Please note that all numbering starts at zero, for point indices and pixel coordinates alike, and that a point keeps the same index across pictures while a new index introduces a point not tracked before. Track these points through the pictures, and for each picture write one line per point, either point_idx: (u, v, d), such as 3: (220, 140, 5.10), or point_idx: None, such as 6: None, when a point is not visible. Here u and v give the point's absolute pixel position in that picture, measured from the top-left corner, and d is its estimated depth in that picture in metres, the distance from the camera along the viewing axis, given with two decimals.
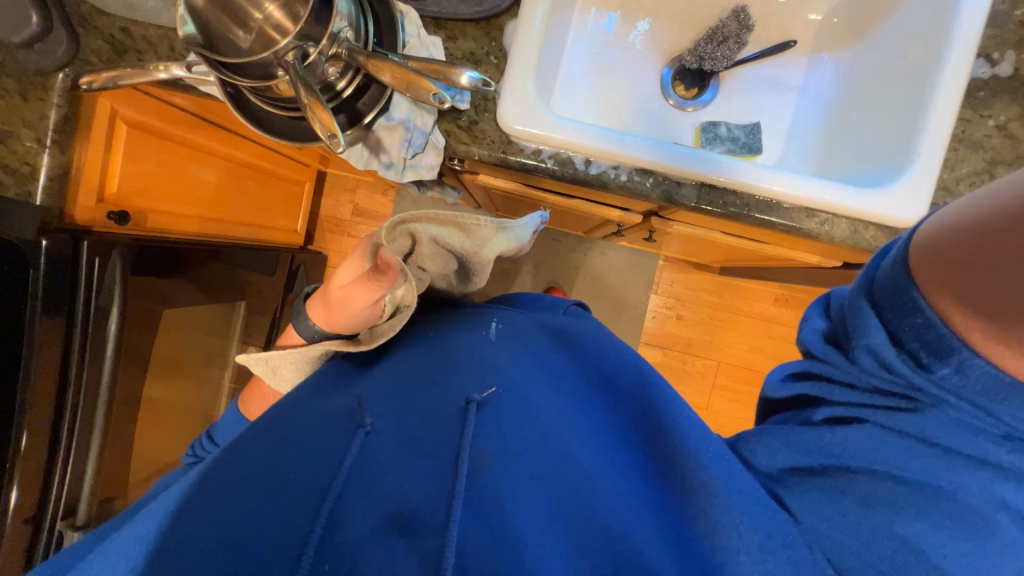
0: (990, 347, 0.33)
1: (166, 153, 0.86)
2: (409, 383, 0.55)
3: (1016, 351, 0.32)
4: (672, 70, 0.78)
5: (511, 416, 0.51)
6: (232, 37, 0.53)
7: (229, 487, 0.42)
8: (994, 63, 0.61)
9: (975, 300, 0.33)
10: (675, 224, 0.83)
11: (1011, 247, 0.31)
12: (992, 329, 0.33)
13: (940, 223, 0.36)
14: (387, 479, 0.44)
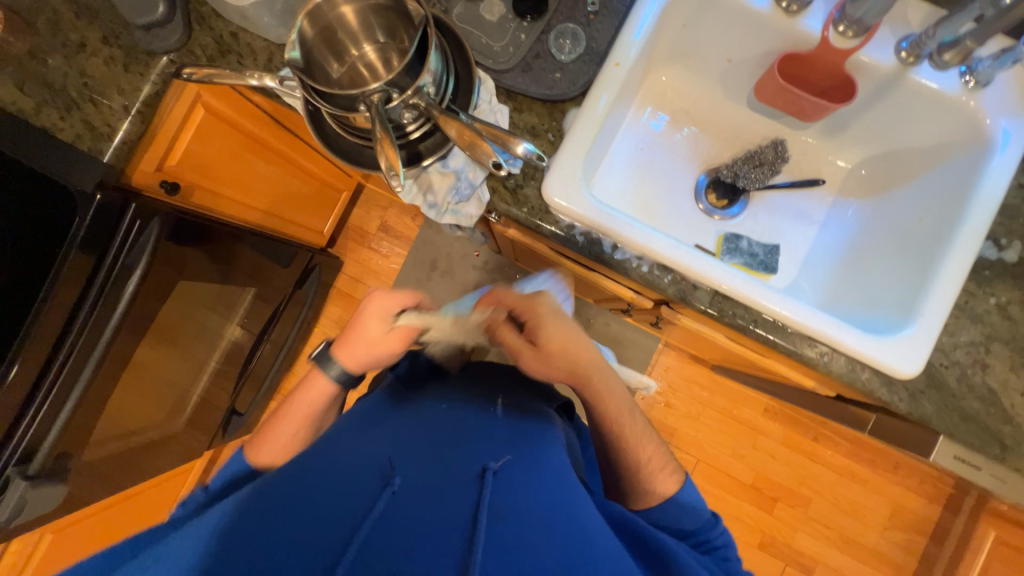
0: (668, 477, 0.66)
1: (231, 141, 0.92)
2: (425, 442, 0.57)
3: (667, 480, 0.66)
4: (707, 178, 0.84)
5: (523, 481, 0.52)
6: (326, 67, 0.60)
7: (262, 531, 0.46)
8: (1001, 248, 0.63)
9: (644, 476, 0.66)
10: (684, 317, 0.85)
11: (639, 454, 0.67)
12: (659, 487, 0.65)
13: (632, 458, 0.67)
14: (402, 529, 0.45)
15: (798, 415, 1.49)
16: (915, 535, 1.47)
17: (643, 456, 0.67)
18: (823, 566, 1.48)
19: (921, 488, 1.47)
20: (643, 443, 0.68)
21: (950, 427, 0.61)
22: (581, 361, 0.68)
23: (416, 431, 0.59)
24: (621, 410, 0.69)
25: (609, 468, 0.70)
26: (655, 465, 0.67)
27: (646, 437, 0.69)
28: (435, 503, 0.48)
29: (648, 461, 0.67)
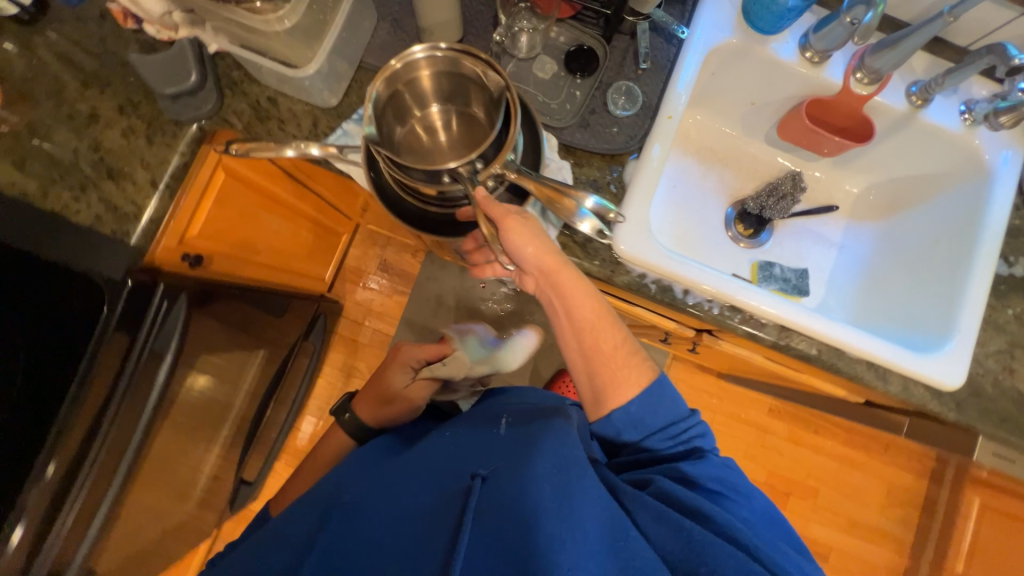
0: (636, 383, 0.62)
1: (247, 201, 0.86)
2: (425, 469, 0.68)
3: (625, 387, 0.61)
4: (735, 210, 0.89)
5: (505, 481, 0.56)
6: (391, 130, 0.59)
7: (301, 536, 0.64)
8: (1010, 264, 0.71)
9: (607, 384, 0.62)
10: (725, 343, 0.89)
11: (605, 358, 0.62)
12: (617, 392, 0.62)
13: (594, 359, 0.62)
14: (388, 540, 0.56)
15: (798, 412, 1.60)
16: (908, 509, 1.60)
17: (632, 378, 0.60)
18: (836, 551, 1.58)
19: (909, 465, 1.61)
20: (622, 362, 0.61)
21: (993, 429, 0.68)
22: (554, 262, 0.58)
23: (430, 469, 0.68)
24: (598, 325, 0.61)
25: (585, 377, 0.63)
26: (618, 364, 0.61)
27: (634, 356, 0.62)
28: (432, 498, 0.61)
29: (608, 361, 0.62)
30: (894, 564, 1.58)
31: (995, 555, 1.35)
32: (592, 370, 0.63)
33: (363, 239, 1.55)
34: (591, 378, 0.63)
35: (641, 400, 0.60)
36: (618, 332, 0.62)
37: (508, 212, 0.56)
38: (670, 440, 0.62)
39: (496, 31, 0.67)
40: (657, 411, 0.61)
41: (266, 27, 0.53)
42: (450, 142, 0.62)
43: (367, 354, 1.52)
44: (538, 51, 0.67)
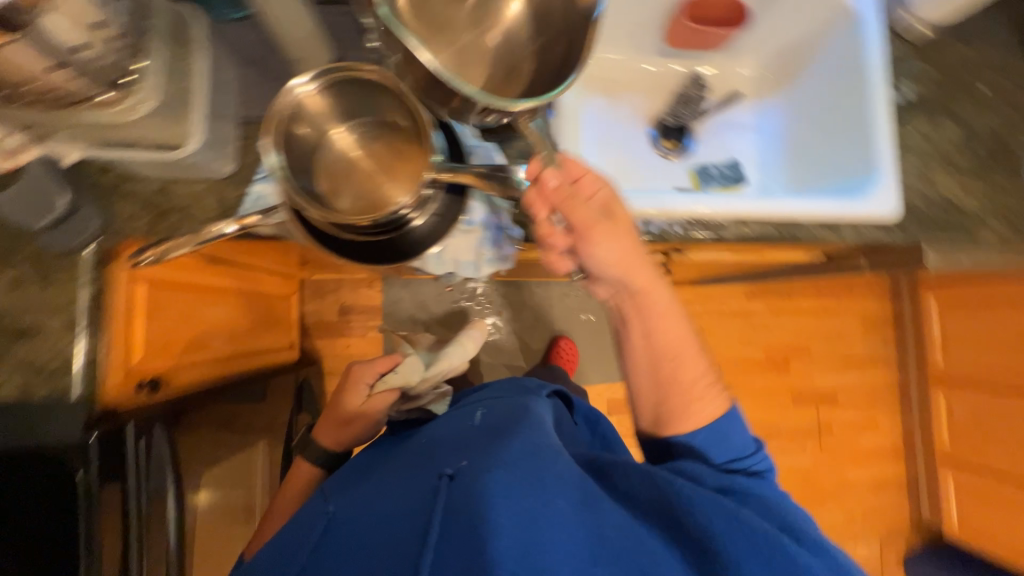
0: (711, 403, 0.62)
1: (179, 303, 0.80)
2: (409, 468, 0.67)
3: (707, 407, 0.62)
4: (655, 129, 0.91)
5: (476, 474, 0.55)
6: (312, 178, 0.54)
7: (287, 554, 0.63)
8: (900, 90, 0.78)
9: (693, 405, 0.62)
10: (693, 254, 0.93)
11: (676, 381, 0.62)
12: (709, 412, 0.62)
13: (654, 389, 0.63)
14: (376, 531, 0.56)
15: (771, 286, 1.71)
16: (886, 329, 1.78)
17: (702, 407, 0.62)
18: (841, 390, 1.74)
19: (873, 292, 1.77)
20: (693, 397, 0.62)
21: (934, 238, 0.75)
22: (650, 261, 0.58)
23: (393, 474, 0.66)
24: (672, 357, 0.62)
25: (652, 392, 0.64)
26: (701, 387, 0.62)
27: (706, 383, 0.63)
28: (398, 494, 0.59)
29: (687, 380, 0.62)
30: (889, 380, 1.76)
31: (962, 337, 1.53)
32: (665, 400, 0.63)
33: (313, 290, 1.47)
34: (672, 403, 0.63)
35: (706, 432, 0.61)
36: (694, 364, 0.62)
37: (596, 218, 0.53)
38: (750, 459, 0.62)
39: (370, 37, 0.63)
40: (739, 437, 0.62)
41: (120, 118, 0.49)
42: (372, 162, 0.56)
43: None
44: None
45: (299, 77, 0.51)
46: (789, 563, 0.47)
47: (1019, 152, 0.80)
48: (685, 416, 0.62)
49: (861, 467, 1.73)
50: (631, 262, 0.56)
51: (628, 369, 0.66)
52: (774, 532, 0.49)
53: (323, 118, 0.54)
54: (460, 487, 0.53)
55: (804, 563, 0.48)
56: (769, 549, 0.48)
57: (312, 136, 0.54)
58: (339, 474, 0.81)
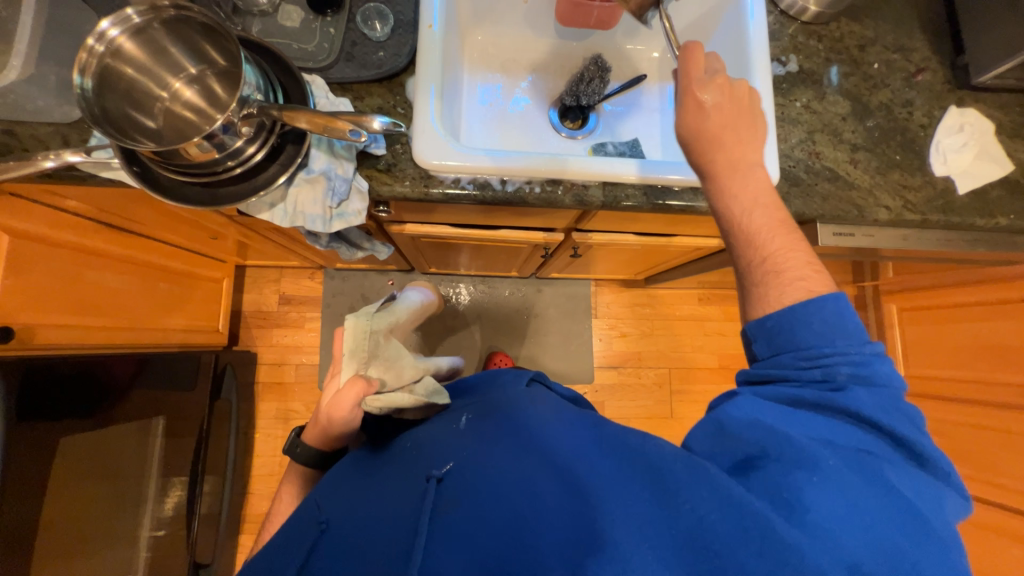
0: (819, 276, 0.55)
1: (60, 262, 0.80)
2: (388, 459, 0.64)
3: (785, 295, 0.54)
4: (556, 109, 0.91)
5: (463, 474, 0.53)
6: (137, 122, 0.55)
7: (265, 547, 0.57)
8: (784, 63, 0.78)
9: (761, 297, 0.56)
10: (594, 234, 0.92)
11: (761, 266, 0.56)
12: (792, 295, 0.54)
13: (798, 257, 0.55)
14: (365, 520, 0.53)
15: (726, 291, 1.66)
16: None
17: (775, 288, 0.55)
18: None
19: None
20: (785, 273, 0.55)
21: (820, 209, 0.73)
22: (737, 145, 0.58)
23: (392, 460, 0.63)
24: (775, 226, 0.56)
25: (744, 275, 0.59)
26: (799, 266, 0.55)
27: (804, 263, 0.55)
28: (390, 481, 0.58)
29: (776, 259, 0.55)
30: None
31: (924, 347, 1.46)
32: (777, 275, 0.55)
33: (255, 278, 1.48)
34: (755, 292, 0.57)
35: (778, 318, 0.54)
36: (795, 240, 0.56)
37: (727, 121, 0.58)
38: (805, 362, 0.52)
39: None
40: (827, 325, 0.52)
41: None
42: (213, 108, 0.58)
43: (298, 391, 1.45)
44: (279, 0, 0.66)
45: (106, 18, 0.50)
46: (772, 541, 0.41)
47: (916, 129, 0.77)
48: (762, 300, 0.56)
49: None
50: (731, 121, 0.58)
51: (733, 257, 0.60)
52: (763, 506, 0.43)
53: (151, 63, 0.55)
54: (450, 488, 0.52)
55: (793, 540, 0.41)
56: (751, 525, 0.42)
57: (142, 83, 0.56)
58: (329, 473, 0.69)
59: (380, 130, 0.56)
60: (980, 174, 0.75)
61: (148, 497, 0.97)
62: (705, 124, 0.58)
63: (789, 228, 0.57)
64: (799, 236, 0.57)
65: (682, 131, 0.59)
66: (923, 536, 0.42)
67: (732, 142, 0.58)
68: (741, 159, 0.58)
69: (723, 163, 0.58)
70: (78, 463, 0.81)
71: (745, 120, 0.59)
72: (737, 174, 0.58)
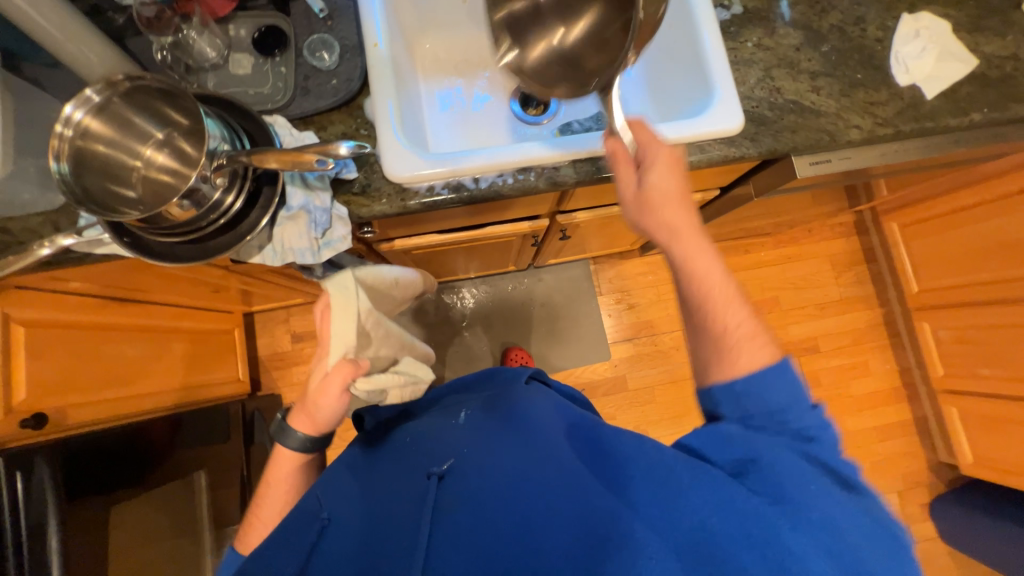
0: (777, 355, 0.54)
1: (74, 342, 0.83)
2: (391, 465, 0.67)
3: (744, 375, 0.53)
4: (517, 99, 0.92)
5: (468, 484, 0.58)
6: (117, 194, 0.57)
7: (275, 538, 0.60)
8: (729, 7, 0.78)
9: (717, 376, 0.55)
10: (578, 213, 0.93)
11: (713, 344, 0.56)
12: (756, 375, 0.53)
13: (751, 340, 0.55)
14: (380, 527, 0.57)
15: (724, 243, 1.66)
16: (859, 267, 1.70)
17: (744, 356, 0.54)
18: (821, 337, 1.65)
19: (836, 232, 1.71)
20: (753, 339, 0.55)
21: (791, 143, 0.73)
22: (685, 223, 0.58)
23: (396, 466, 0.67)
24: (729, 301, 0.56)
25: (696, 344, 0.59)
26: (754, 343, 0.55)
27: (760, 341, 0.55)
28: (396, 491, 0.62)
29: (730, 336, 0.55)
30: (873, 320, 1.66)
31: (933, 258, 1.45)
32: (731, 363, 0.54)
33: (265, 323, 1.51)
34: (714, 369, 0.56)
35: (742, 383, 0.53)
36: (749, 318, 0.56)
37: (671, 202, 0.58)
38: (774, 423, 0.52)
39: (156, 49, 0.65)
40: (787, 395, 0.52)
41: None
42: (185, 166, 0.59)
43: None
44: (227, 51, 0.68)
45: (67, 104, 0.53)
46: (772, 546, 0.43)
47: (873, 43, 0.77)
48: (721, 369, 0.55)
49: (861, 417, 1.61)
50: (676, 204, 0.58)
51: (689, 329, 0.60)
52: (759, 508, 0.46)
53: (120, 137, 0.58)
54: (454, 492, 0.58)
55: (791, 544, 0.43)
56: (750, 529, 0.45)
57: (117, 158, 0.58)
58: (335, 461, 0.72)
59: (348, 153, 0.57)
60: (945, 76, 0.74)
61: (200, 544, 1.03)
62: (650, 206, 0.58)
63: (736, 308, 0.56)
64: (751, 310, 0.57)
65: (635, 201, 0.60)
66: (898, 549, 0.44)
67: (676, 205, 0.58)
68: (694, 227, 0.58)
69: (673, 239, 0.58)
70: (132, 528, 0.85)
71: (688, 203, 0.59)
72: (688, 252, 0.58)
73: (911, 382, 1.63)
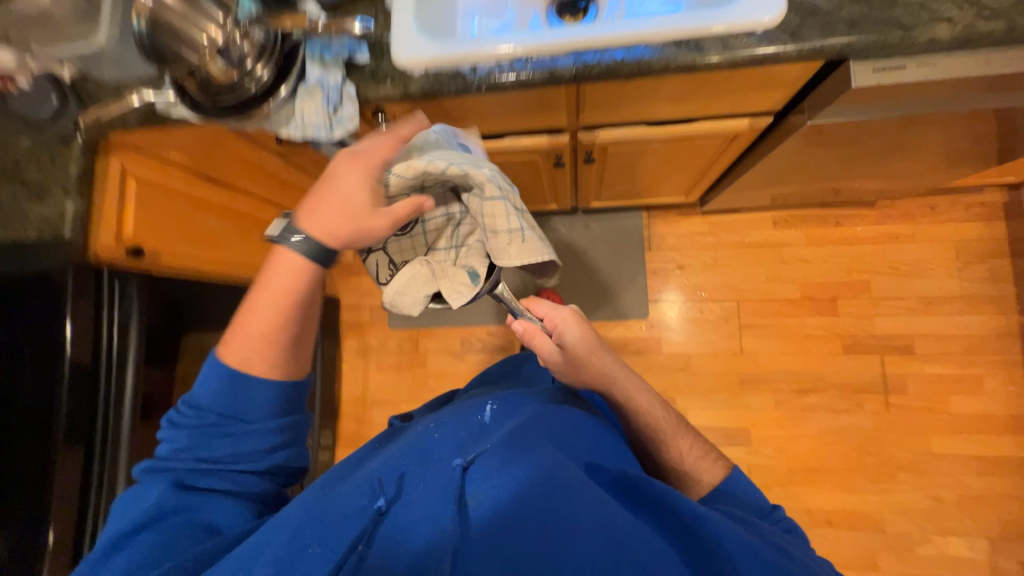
0: (716, 463, 0.70)
1: (174, 204, 1.04)
2: (400, 444, 0.66)
3: (693, 479, 0.70)
4: (554, 7, 0.89)
5: (493, 476, 0.56)
6: (183, 58, 0.67)
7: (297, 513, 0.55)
8: None
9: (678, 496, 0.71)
10: (601, 130, 0.89)
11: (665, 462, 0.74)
12: (697, 479, 0.69)
13: (683, 452, 0.72)
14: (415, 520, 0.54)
15: (808, 211, 1.44)
16: (997, 261, 1.34)
17: (701, 478, 0.69)
18: (919, 337, 1.36)
19: (973, 214, 1.36)
20: (704, 457, 0.72)
21: (846, 39, 0.60)
22: (614, 369, 0.78)
23: (407, 444, 0.64)
24: (672, 421, 0.76)
25: (655, 463, 0.76)
26: (697, 454, 0.72)
27: (703, 450, 0.72)
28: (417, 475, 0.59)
29: (684, 453, 0.72)
30: (1003, 330, 1.32)
31: None
32: (692, 478, 0.70)
33: None
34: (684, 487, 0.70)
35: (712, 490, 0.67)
36: (681, 424, 0.76)
37: (598, 351, 0.77)
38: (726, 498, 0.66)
39: None
40: (727, 484, 0.67)
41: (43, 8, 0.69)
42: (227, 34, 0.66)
43: (374, 330, 1.67)
44: None
45: None
46: None
47: None
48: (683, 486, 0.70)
49: (954, 440, 1.32)
50: (597, 357, 0.77)
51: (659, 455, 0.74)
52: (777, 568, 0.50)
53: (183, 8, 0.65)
54: (479, 487, 0.56)
55: None
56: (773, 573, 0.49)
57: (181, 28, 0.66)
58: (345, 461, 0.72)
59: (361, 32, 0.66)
60: None
61: None
62: (584, 370, 0.77)
63: (663, 422, 0.76)
64: (686, 423, 0.77)
65: (562, 370, 0.78)
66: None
67: (597, 370, 0.77)
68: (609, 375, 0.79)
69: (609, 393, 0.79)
70: None
71: (603, 354, 0.77)
72: (621, 402, 0.78)
73: None
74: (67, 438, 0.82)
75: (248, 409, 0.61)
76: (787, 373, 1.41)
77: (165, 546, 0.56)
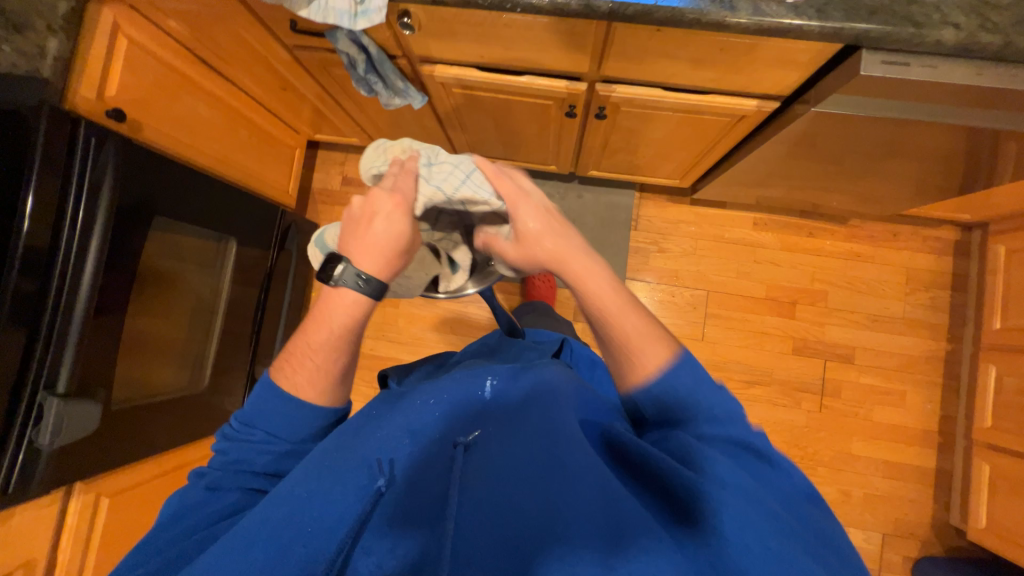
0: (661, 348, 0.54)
1: (161, 77, 0.98)
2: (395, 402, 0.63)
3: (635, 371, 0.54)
4: None
5: (489, 457, 0.54)
6: None
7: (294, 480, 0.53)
8: None
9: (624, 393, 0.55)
10: (618, 85, 0.91)
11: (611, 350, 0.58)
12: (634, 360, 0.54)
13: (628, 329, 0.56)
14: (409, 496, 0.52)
15: (785, 218, 1.52)
16: (940, 291, 1.47)
17: (640, 358, 0.53)
18: (860, 349, 1.48)
19: (928, 245, 1.48)
20: (647, 337, 0.55)
21: (865, 25, 0.64)
22: (562, 243, 0.58)
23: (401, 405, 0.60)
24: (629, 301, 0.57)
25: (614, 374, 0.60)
26: (643, 336, 0.55)
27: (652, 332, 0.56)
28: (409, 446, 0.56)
29: (626, 333, 0.56)
30: (932, 353, 1.46)
31: None
32: (628, 358, 0.54)
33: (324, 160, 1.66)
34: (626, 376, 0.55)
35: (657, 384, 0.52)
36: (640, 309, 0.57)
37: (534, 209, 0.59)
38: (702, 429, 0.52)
39: None
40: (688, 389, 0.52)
41: None
42: None
43: None
44: None
45: None
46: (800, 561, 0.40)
47: None
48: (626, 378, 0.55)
49: (871, 444, 1.45)
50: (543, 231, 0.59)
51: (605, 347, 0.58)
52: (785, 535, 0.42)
53: None
54: (473, 466, 0.54)
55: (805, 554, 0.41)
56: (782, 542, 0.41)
57: None
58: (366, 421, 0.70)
59: None
60: None
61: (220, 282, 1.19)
62: (528, 247, 0.59)
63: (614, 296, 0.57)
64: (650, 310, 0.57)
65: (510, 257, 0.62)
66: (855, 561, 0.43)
67: (539, 236, 0.58)
68: (559, 254, 0.58)
69: (555, 264, 0.58)
70: (160, 248, 0.99)
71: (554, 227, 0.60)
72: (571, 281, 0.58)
73: (951, 431, 1.44)
74: (12, 314, 0.74)
75: (289, 429, 0.60)
76: (740, 364, 1.50)
77: (197, 522, 0.54)
